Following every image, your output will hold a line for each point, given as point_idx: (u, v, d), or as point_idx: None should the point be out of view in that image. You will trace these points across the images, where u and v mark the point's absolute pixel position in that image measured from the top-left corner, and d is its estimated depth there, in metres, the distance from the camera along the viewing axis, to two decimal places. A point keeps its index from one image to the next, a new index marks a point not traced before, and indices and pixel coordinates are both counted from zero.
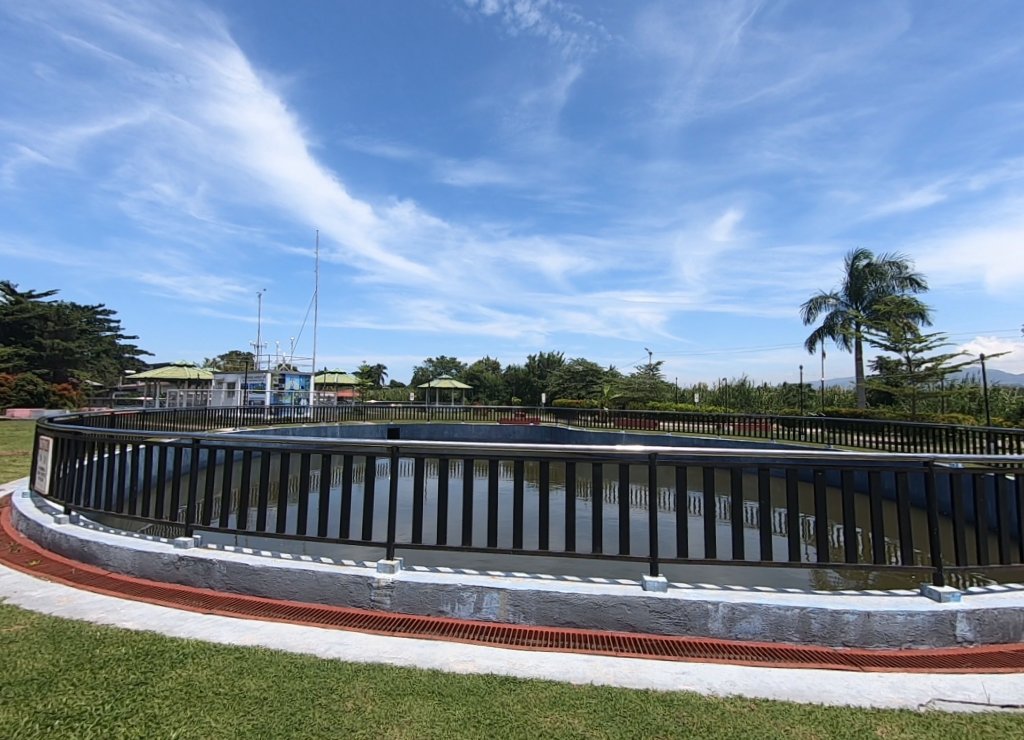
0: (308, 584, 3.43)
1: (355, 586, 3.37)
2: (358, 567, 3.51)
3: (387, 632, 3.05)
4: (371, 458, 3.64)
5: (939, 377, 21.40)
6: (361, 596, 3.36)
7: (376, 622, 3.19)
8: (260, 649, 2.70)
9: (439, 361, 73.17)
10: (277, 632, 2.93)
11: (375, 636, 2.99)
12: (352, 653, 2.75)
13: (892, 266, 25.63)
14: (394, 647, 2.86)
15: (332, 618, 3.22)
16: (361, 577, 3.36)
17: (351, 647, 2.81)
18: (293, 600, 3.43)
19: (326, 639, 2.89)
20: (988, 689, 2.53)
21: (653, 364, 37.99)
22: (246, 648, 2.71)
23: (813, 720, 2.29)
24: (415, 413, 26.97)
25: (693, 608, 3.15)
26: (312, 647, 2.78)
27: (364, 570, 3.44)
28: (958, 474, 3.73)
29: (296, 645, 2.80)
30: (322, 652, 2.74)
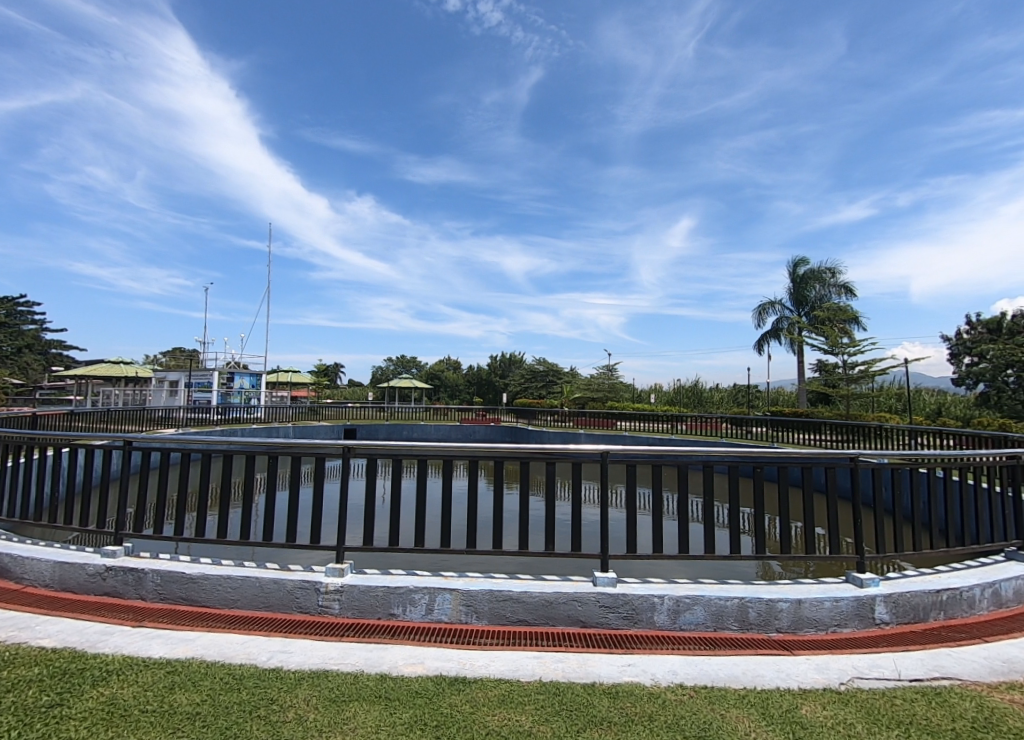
0: (251, 591, 3.30)
1: (301, 592, 3.28)
2: (305, 572, 3.42)
3: (334, 638, 2.99)
4: (320, 459, 3.49)
5: (870, 379, 22.96)
6: (307, 601, 3.28)
7: (324, 628, 3.12)
8: (194, 661, 2.58)
9: (399, 361, 71.96)
10: (214, 643, 2.81)
11: (321, 642, 2.93)
12: (295, 660, 2.68)
13: (829, 274, 27.16)
14: (339, 652, 2.80)
15: (277, 626, 3.12)
16: (308, 582, 3.28)
17: (294, 655, 2.73)
18: (233, 609, 3.30)
19: (268, 648, 2.80)
20: (900, 665, 2.74)
21: (610, 365, 38.80)
22: (178, 660, 2.59)
23: (746, 704, 2.40)
24: (373, 413, 26.54)
25: (640, 602, 3.25)
26: (252, 657, 2.69)
27: (311, 575, 3.35)
28: (879, 469, 3.98)
29: (234, 655, 2.70)
30: (263, 662, 2.65)
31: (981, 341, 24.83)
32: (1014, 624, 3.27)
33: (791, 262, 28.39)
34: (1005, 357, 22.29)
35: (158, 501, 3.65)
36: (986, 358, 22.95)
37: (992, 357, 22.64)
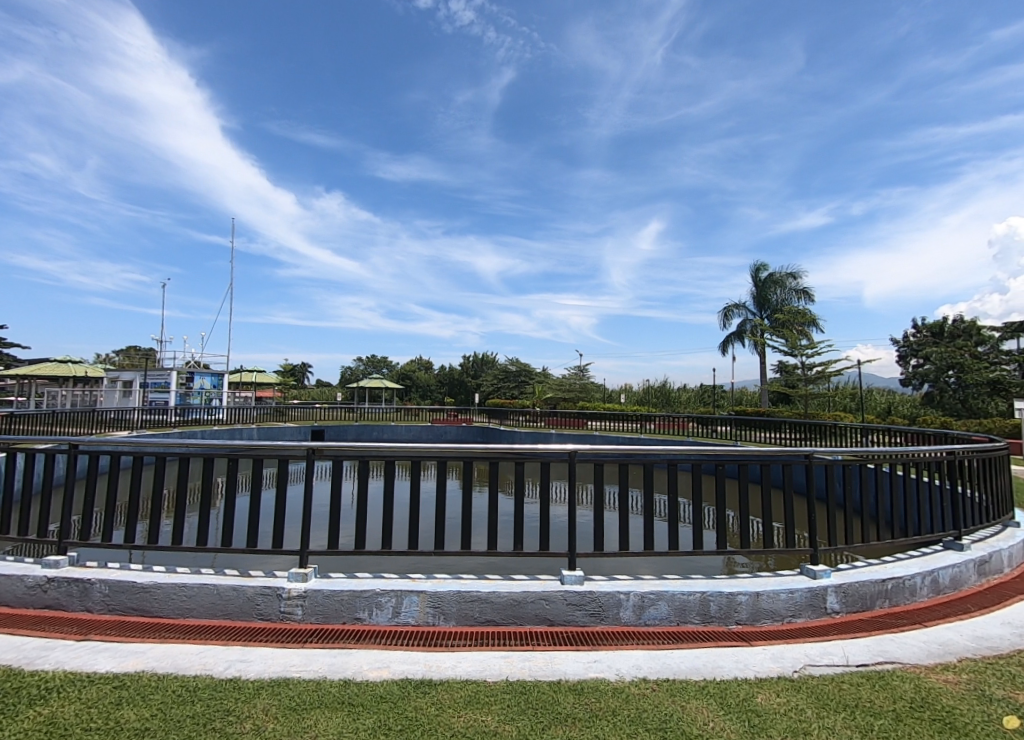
0: (208, 599, 3.20)
1: (262, 598, 3.20)
2: (266, 578, 3.34)
3: (296, 644, 2.93)
4: (284, 462, 3.39)
5: (827, 379, 23.93)
6: (268, 608, 3.20)
7: (286, 634, 3.06)
8: (143, 675, 2.49)
9: (368, 360, 70.87)
10: (167, 655, 2.72)
11: (283, 649, 2.87)
12: (254, 669, 2.62)
13: (790, 278, 28.14)
14: (302, 659, 2.75)
15: (236, 634, 3.03)
16: (270, 588, 3.20)
17: (253, 664, 2.66)
18: (189, 618, 3.19)
19: (225, 658, 2.72)
20: (848, 652, 2.87)
21: (580, 365, 39.14)
22: (125, 674, 2.49)
23: (705, 695, 2.47)
24: (341, 413, 26.05)
25: (606, 598, 3.30)
26: (208, 668, 2.61)
27: (273, 580, 3.27)
28: (832, 466, 4.14)
29: (189, 667, 2.61)
30: (219, 672, 2.58)
31: (927, 344, 26.18)
32: (951, 609, 3.47)
33: (754, 266, 29.27)
34: (947, 359, 23.62)
35: (106, 507, 3.49)
36: (931, 359, 24.26)
37: (935, 359, 23.97)
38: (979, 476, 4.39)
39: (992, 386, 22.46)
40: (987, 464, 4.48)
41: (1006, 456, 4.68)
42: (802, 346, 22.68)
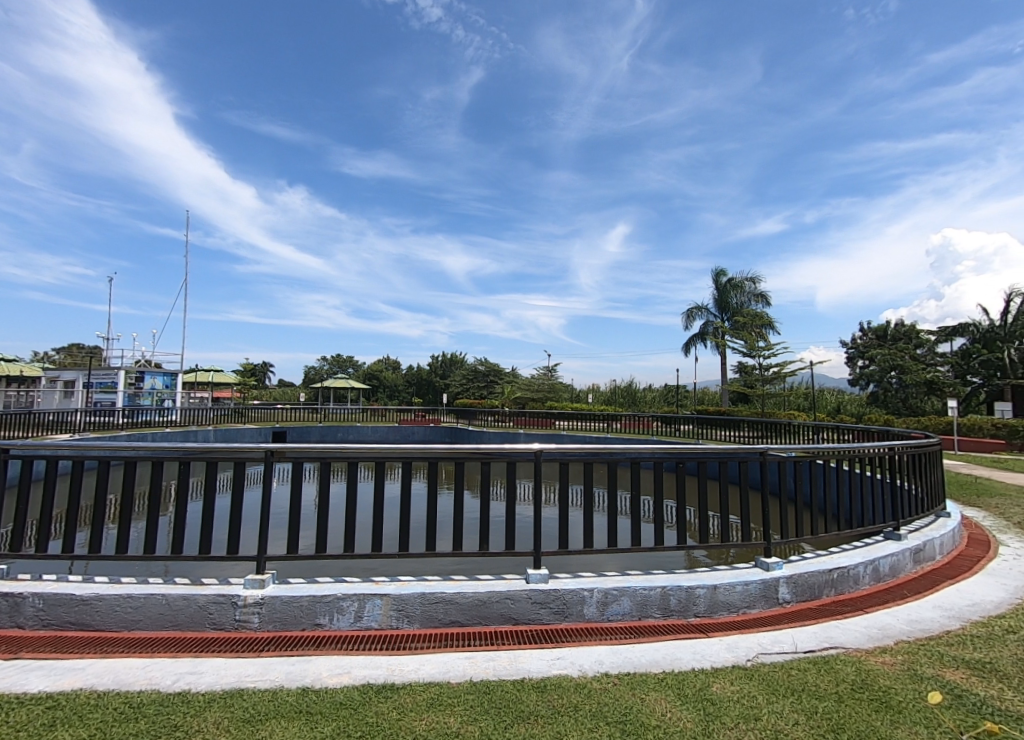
0: (155, 610, 3.07)
1: (215, 607, 3.09)
2: (219, 585, 3.22)
3: (252, 653, 2.84)
4: (240, 465, 3.27)
5: (782, 379, 24.86)
6: (222, 617, 3.09)
7: (242, 643, 2.96)
8: (81, 693, 2.37)
9: (333, 360, 69.41)
10: (108, 670, 2.59)
11: (237, 659, 2.77)
12: (205, 681, 2.53)
13: (748, 282, 29.06)
14: (257, 668, 2.67)
15: (187, 645, 2.92)
16: (224, 596, 3.09)
17: (205, 675, 2.57)
18: (133, 630, 3.05)
19: (174, 671, 2.62)
20: (797, 639, 2.99)
21: (548, 365, 39.35)
22: (61, 694, 2.36)
23: (664, 686, 2.53)
24: (305, 415, 25.41)
25: (570, 596, 3.33)
26: (154, 682, 2.50)
27: (227, 588, 3.16)
28: (784, 462, 4.30)
29: (133, 682, 2.50)
30: (167, 686, 2.48)
31: (873, 346, 27.61)
32: (890, 595, 3.66)
33: (714, 269, 30.08)
34: (890, 361, 24.85)
35: (42, 515, 3.29)
36: (876, 361, 25.56)
37: (879, 360, 25.10)
38: (916, 469, 4.65)
39: (929, 386, 23.90)
40: (922, 458, 4.75)
41: (940, 451, 4.99)
42: (759, 347, 23.48)
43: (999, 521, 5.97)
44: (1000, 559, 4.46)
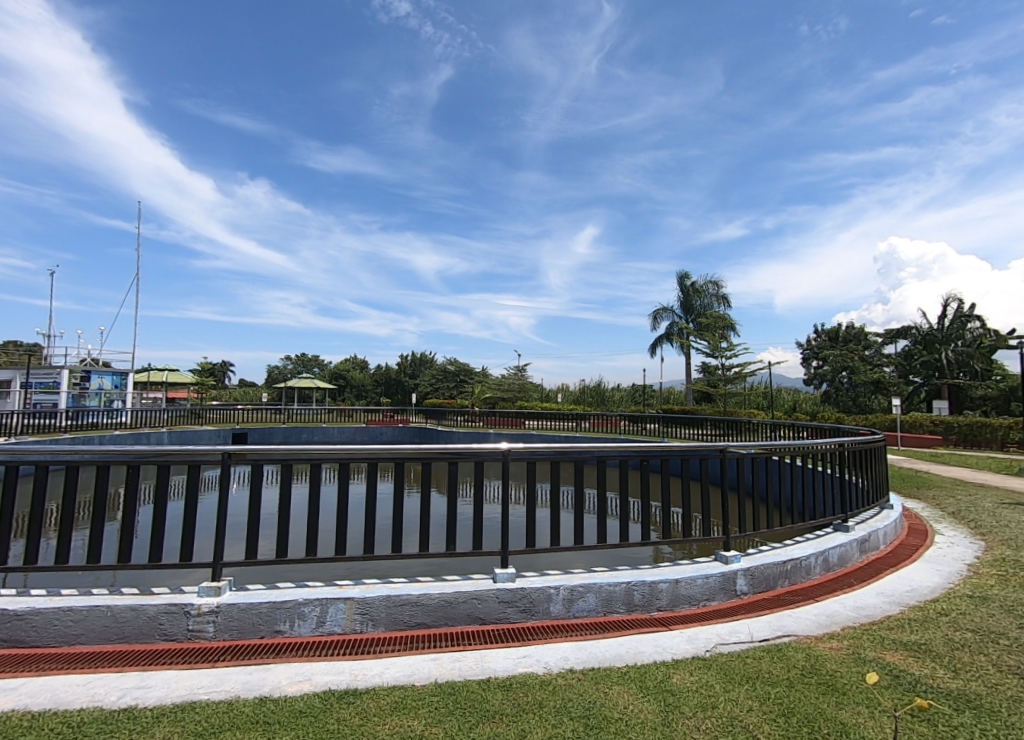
0: (98, 623, 2.94)
1: (166, 617, 2.98)
2: (171, 595, 3.10)
3: (206, 664, 2.76)
4: (194, 468, 3.16)
5: (743, 379, 25.66)
6: (173, 628, 2.99)
7: (196, 654, 2.87)
8: (15, 714, 2.25)
9: (298, 359, 67.75)
10: (46, 689, 2.46)
11: (190, 670, 2.69)
12: (154, 695, 2.44)
13: (711, 284, 29.83)
14: (212, 679, 2.59)
15: (134, 658, 2.81)
16: (175, 606, 2.99)
17: (154, 690, 2.48)
18: (74, 645, 2.92)
19: (120, 686, 2.51)
20: (753, 629, 3.11)
21: (518, 365, 39.39)
22: None
23: (626, 680, 2.58)
24: (267, 417, 24.68)
25: (537, 594, 3.36)
26: (96, 699, 2.40)
27: (179, 597, 3.05)
28: (743, 458, 4.43)
29: (73, 700, 2.39)
30: (111, 702, 2.38)
31: (827, 347, 28.80)
32: (839, 584, 3.84)
33: (679, 272, 30.80)
34: (841, 362, 26.31)
35: None
36: (829, 361, 26.84)
37: (832, 362, 26.69)
38: (863, 464, 4.89)
39: (876, 385, 25.21)
40: (869, 453, 5.00)
41: (884, 446, 5.26)
42: (721, 347, 24.15)
43: (936, 511, 6.36)
44: (936, 546, 4.74)
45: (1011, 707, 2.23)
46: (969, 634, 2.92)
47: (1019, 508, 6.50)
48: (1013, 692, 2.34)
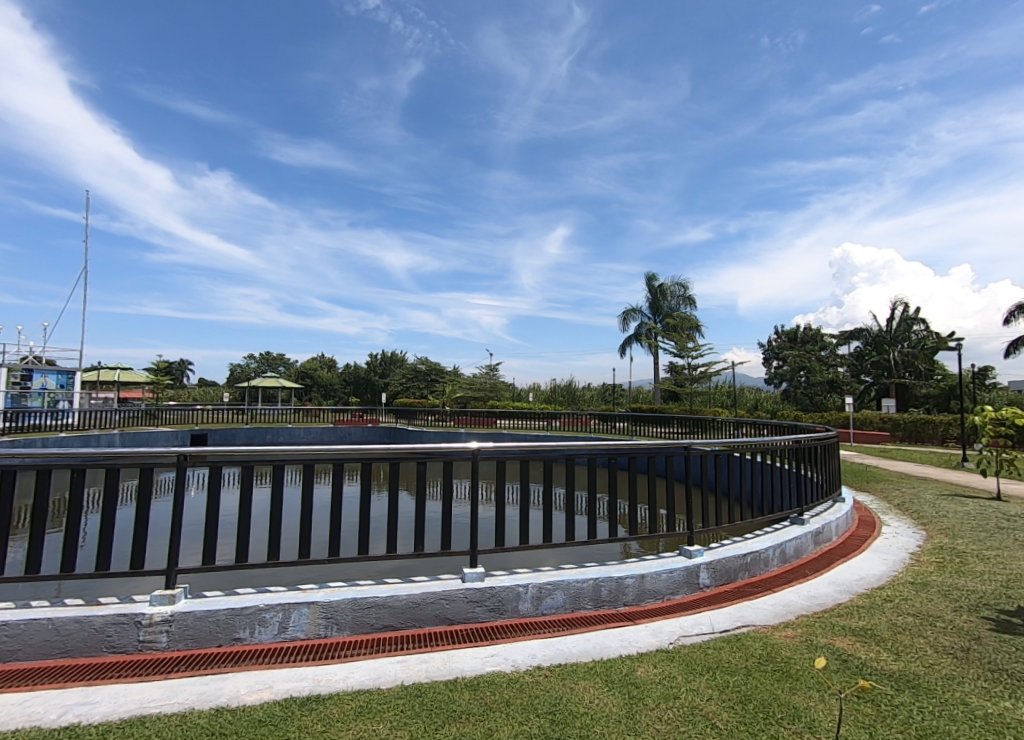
0: (38, 637, 2.79)
1: (114, 629, 2.86)
2: (119, 604, 2.98)
3: (159, 675, 2.66)
4: (147, 472, 3.03)
5: (708, 378, 26.28)
6: (122, 640, 2.87)
7: (148, 666, 2.76)
8: None
9: (263, 358, 65.88)
10: None
11: (141, 683, 2.59)
12: (99, 711, 2.33)
13: (677, 285, 30.41)
14: (164, 692, 2.50)
15: (80, 673, 2.68)
16: (125, 617, 2.87)
17: (100, 706, 2.38)
18: (12, 661, 2.76)
19: (62, 703, 2.40)
20: (714, 620, 3.20)
21: (489, 365, 39.26)
22: None
23: (592, 674, 2.61)
24: (230, 418, 23.90)
25: (505, 592, 3.37)
26: (35, 718, 2.28)
27: (129, 606, 2.93)
28: (706, 455, 4.54)
29: (10, 720, 2.26)
30: (52, 720, 2.26)
31: (787, 348, 29.78)
32: (794, 575, 3.99)
33: (646, 274, 31.35)
34: (799, 362, 27.34)
35: None
36: (788, 361, 27.85)
37: (791, 362, 27.71)
38: (818, 460, 5.08)
39: (831, 384, 26.29)
40: (823, 450, 5.20)
41: (837, 442, 5.48)
42: (688, 347, 24.68)
43: (883, 503, 6.68)
44: (883, 536, 4.99)
45: (946, 685, 2.37)
46: (911, 618, 3.08)
47: (958, 499, 6.89)
48: (948, 671, 2.49)
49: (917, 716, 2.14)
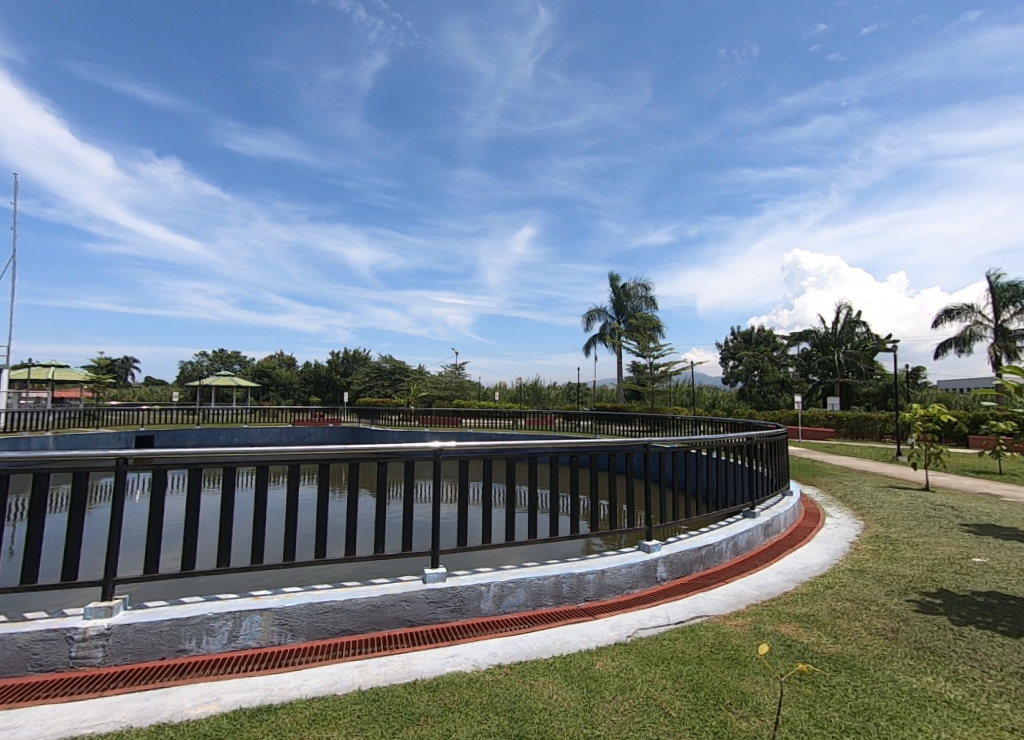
0: None
1: (44, 645, 2.68)
2: (48, 619, 2.79)
3: (94, 693, 2.51)
4: (81, 477, 2.85)
5: (669, 377, 26.92)
6: (53, 656, 2.69)
7: (80, 684, 2.60)
8: None
9: (217, 355, 63.47)
10: None
11: (72, 702, 2.45)
12: (25, 734, 2.19)
13: (639, 285, 31.00)
14: (99, 711, 2.37)
15: (2, 695, 2.51)
16: (56, 632, 2.69)
17: (25, 729, 2.23)
18: None
19: None
20: (670, 612, 3.27)
21: (455, 363, 38.98)
22: None
23: (552, 670, 2.63)
24: (181, 418, 22.93)
25: (467, 592, 3.35)
26: None
27: (59, 621, 2.76)
28: (665, 452, 4.64)
29: None
30: None
31: (743, 349, 30.82)
32: (746, 566, 4.13)
33: (610, 274, 31.80)
34: (754, 362, 28.34)
35: None
36: (744, 361, 28.87)
37: (746, 361, 28.71)
38: (768, 455, 5.27)
39: (783, 384, 27.39)
40: (773, 446, 5.39)
41: (786, 438, 5.70)
42: (650, 347, 25.18)
43: (827, 495, 7.00)
44: (826, 527, 5.23)
45: (878, 663, 2.50)
46: (849, 603, 3.24)
47: (893, 490, 7.30)
48: (880, 650, 2.63)
49: (852, 694, 2.25)
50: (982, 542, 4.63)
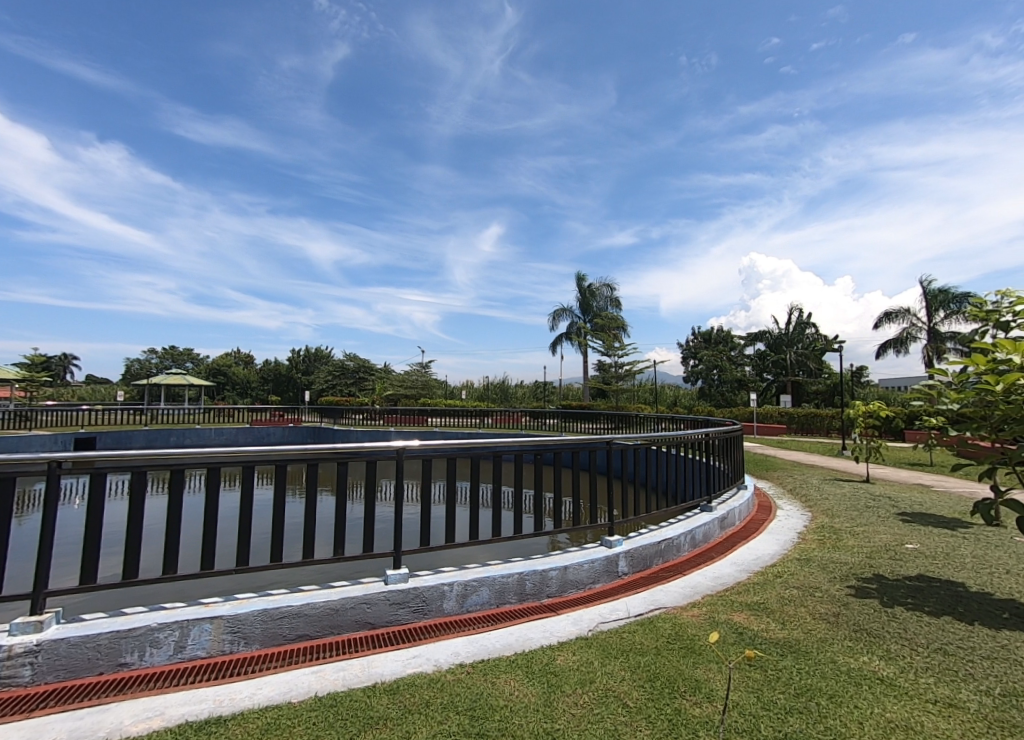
0: None
1: None
2: None
3: (22, 715, 2.36)
4: (7, 483, 2.66)
5: (632, 375, 27.43)
6: None
7: (7, 705, 2.44)
8: None
9: (170, 353, 60.87)
10: None
11: None
12: None
13: (604, 286, 31.38)
14: (27, 733, 2.23)
15: None
16: None
17: None
18: None
19: None
20: (630, 605, 3.33)
21: (420, 362, 38.57)
22: None
23: (513, 667, 2.63)
24: (130, 419, 21.84)
25: (429, 591, 3.31)
26: None
27: None
28: (626, 448, 4.71)
29: None
30: None
31: (703, 348, 31.66)
32: (703, 558, 4.24)
33: (577, 274, 32.07)
34: (713, 361, 29.16)
35: None
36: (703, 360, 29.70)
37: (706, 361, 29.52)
38: (724, 451, 5.43)
39: (739, 383, 28.29)
40: (729, 442, 5.55)
41: (741, 434, 5.88)
42: (614, 347, 25.53)
43: (778, 489, 7.26)
44: (777, 519, 5.44)
45: (820, 646, 2.61)
46: (796, 590, 3.37)
47: (838, 483, 7.65)
48: (822, 634, 2.75)
49: (797, 676, 2.34)
50: (915, 529, 4.91)
